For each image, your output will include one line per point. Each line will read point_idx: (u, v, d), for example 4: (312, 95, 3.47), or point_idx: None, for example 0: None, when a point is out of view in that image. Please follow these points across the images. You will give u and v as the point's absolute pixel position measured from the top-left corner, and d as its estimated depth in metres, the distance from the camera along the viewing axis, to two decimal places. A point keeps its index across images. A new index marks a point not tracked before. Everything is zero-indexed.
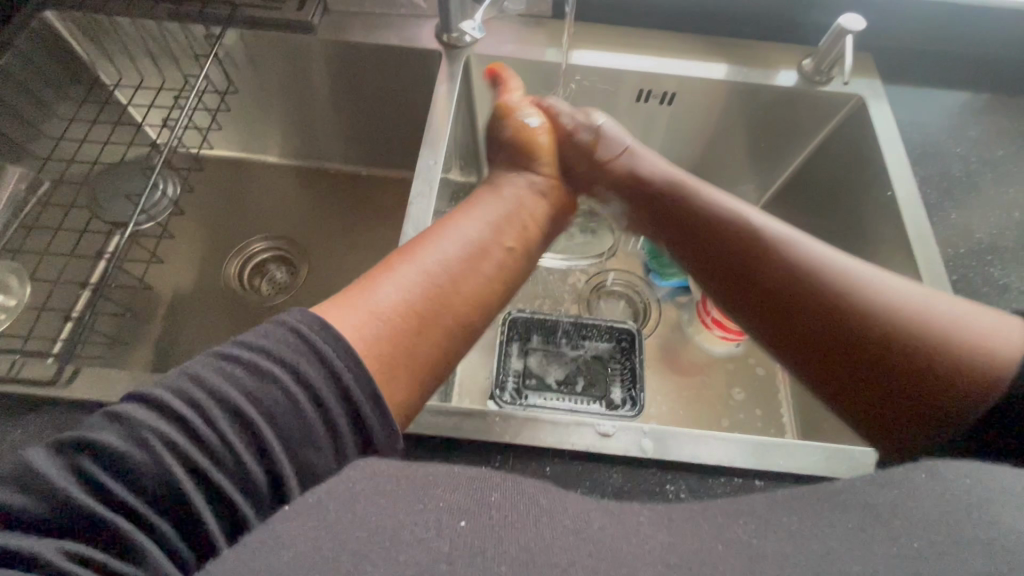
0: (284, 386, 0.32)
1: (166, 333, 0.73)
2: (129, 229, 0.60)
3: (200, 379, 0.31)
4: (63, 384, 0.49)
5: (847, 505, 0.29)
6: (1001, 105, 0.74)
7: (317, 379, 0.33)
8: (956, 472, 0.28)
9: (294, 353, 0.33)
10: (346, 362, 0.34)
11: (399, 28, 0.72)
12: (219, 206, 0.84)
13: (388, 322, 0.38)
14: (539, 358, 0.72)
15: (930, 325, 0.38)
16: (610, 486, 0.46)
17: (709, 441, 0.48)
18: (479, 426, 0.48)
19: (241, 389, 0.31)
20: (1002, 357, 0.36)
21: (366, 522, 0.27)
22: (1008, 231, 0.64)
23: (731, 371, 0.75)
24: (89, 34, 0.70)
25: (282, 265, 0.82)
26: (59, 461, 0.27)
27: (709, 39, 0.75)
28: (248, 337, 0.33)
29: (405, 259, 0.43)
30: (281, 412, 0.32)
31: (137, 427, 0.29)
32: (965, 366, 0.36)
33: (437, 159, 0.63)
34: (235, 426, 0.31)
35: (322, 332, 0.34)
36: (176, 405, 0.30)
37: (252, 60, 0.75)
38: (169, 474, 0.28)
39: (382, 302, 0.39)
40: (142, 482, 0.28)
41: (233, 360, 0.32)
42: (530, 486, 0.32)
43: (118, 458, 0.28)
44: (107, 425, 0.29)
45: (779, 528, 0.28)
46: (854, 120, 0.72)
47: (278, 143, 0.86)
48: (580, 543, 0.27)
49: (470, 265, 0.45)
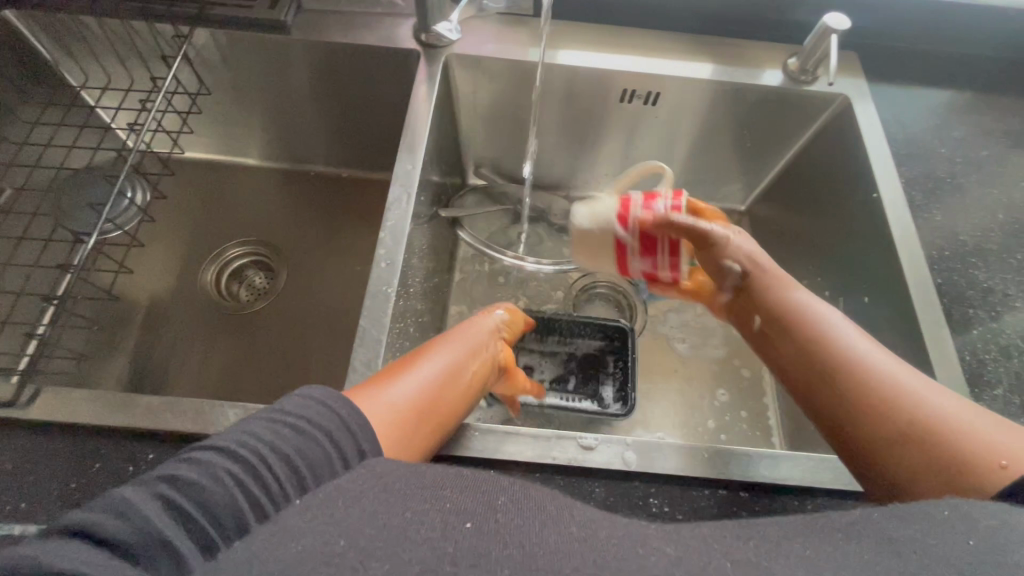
0: (325, 445, 0.33)
1: (140, 345, 0.71)
2: (94, 239, 0.58)
3: (259, 433, 0.32)
4: (25, 405, 0.47)
5: (849, 537, 0.28)
6: (985, 103, 0.74)
7: (347, 447, 0.34)
8: (983, 515, 0.29)
9: (332, 423, 0.34)
10: (367, 435, 0.35)
11: (376, 27, 0.70)
12: (193, 211, 0.82)
13: (396, 412, 0.40)
14: (530, 356, 0.70)
15: (924, 416, 0.39)
16: (594, 498, 0.45)
17: (693, 454, 0.47)
18: (460, 438, 0.47)
19: (295, 444, 0.32)
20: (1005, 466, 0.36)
21: (375, 518, 0.26)
22: (992, 232, 0.64)
23: (717, 372, 0.74)
24: (53, 34, 0.68)
25: (261, 270, 0.80)
26: (142, 490, 0.28)
27: (693, 38, 0.74)
28: (286, 403, 0.34)
29: (416, 360, 0.47)
30: (329, 471, 0.32)
31: (213, 467, 0.30)
32: (962, 463, 0.37)
33: (415, 163, 0.61)
34: (291, 477, 0.31)
35: (348, 410, 0.35)
36: (242, 451, 0.31)
37: (224, 60, 0.72)
38: (238, 510, 0.29)
39: (395, 394, 0.41)
40: (213, 515, 0.28)
41: (282, 419, 0.33)
42: (538, 492, 0.30)
43: (197, 492, 0.28)
44: (182, 464, 0.30)
45: (790, 554, 0.27)
46: (839, 121, 0.71)
47: (254, 146, 0.83)
48: (569, 554, 0.26)
49: (458, 374, 0.47)
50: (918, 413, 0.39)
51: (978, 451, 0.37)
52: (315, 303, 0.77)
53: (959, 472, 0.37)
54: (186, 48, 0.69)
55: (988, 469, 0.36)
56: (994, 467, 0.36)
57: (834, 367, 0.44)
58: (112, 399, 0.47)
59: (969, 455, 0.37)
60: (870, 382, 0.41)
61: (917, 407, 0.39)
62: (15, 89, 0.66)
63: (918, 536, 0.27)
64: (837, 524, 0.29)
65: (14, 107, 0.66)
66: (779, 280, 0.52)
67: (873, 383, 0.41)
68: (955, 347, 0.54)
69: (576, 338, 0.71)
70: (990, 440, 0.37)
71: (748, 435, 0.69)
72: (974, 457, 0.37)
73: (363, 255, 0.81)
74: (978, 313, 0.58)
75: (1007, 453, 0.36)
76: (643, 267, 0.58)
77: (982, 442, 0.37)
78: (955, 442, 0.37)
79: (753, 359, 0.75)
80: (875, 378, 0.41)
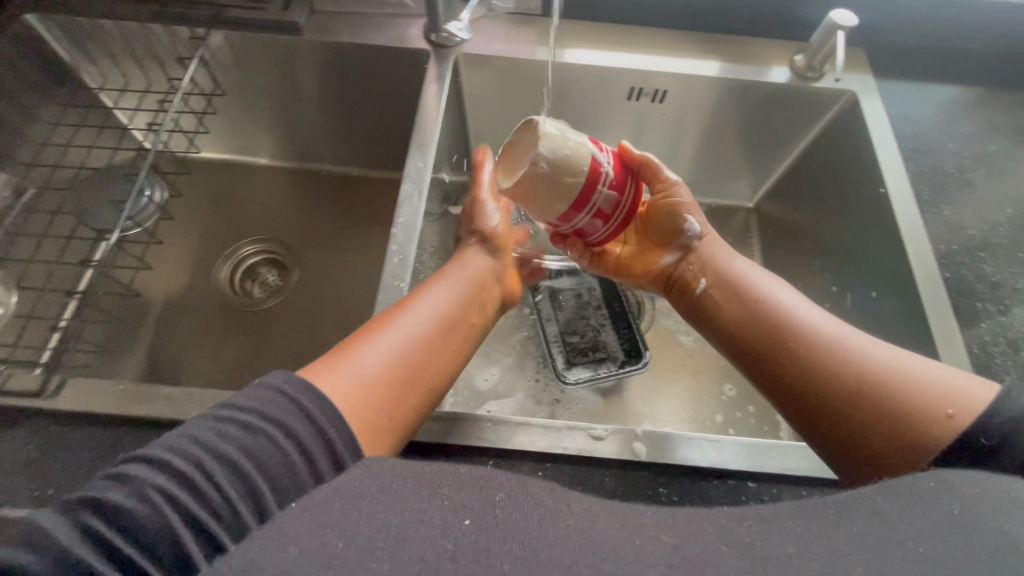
0: (277, 440, 0.33)
1: (155, 341, 0.72)
2: (116, 236, 0.59)
3: (196, 437, 0.32)
4: (51, 395, 0.48)
5: (849, 510, 0.28)
6: (994, 99, 0.74)
7: (306, 434, 0.34)
8: (966, 483, 0.29)
9: (281, 411, 0.34)
10: (332, 419, 0.35)
11: (387, 28, 0.72)
12: (208, 209, 0.83)
13: (372, 386, 0.39)
14: (578, 295, 0.77)
15: (870, 369, 0.41)
16: (603, 489, 0.46)
17: (702, 444, 0.48)
18: (473, 429, 0.48)
19: (235, 444, 0.32)
20: (956, 412, 0.37)
21: (374, 518, 0.27)
22: (1001, 226, 0.64)
23: (725, 367, 0.75)
24: (73, 38, 0.69)
25: (273, 268, 0.81)
26: (66, 518, 0.28)
27: (700, 36, 0.74)
28: (241, 396, 0.35)
29: (385, 321, 0.45)
30: (273, 463, 0.32)
31: (139, 483, 0.29)
32: (913, 412, 0.38)
33: (425, 161, 0.62)
34: (232, 478, 0.31)
35: (307, 394, 0.35)
36: (176, 462, 0.30)
37: (238, 61, 0.74)
38: (167, 527, 0.29)
39: (365, 366, 0.40)
40: (139, 538, 0.28)
41: (230, 418, 0.33)
42: (536, 485, 0.31)
43: (122, 514, 0.28)
44: (110, 484, 0.29)
45: (785, 530, 0.28)
46: (846, 117, 0.72)
47: (267, 146, 0.85)
48: (576, 545, 0.26)
49: (443, 337, 0.46)
50: (865, 367, 0.41)
51: (924, 403, 0.38)
52: (326, 300, 0.78)
53: (914, 421, 0.38)
54: (203, 51, 0.71)
55: (935, 420, 0.38)
56: (942, 418, 0.37)
57: (784, 336, 0.46)
58: (133, 391, 0.49)
59: (916, 407, 0.38)
60: (821, 347, 0.43)
61: (865, 366, 0.41)
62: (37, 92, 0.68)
63: (908, 508, 0.28)
64: (825, 502, 0.30)
65: (36, 109, 0.68)
66: (725, 256, 0.55)
67: (823, 348, 0.43)
68: (964, 340, 0.55)
69: (612, 327, 0.74)
70: (938, 390, 0.39)
71: (756, 430, 0.70)
72: (921, 408, 0.38)
73: (373, 252, 0.82)
74: (987, 307, 0.58)
75: (949, 400, 0.38)
76: (602, 204, 0.51)
77: (929, 392, 0.39)
78: (904, 397, 0.39)
79: None
80: (823, 344, 0.44)
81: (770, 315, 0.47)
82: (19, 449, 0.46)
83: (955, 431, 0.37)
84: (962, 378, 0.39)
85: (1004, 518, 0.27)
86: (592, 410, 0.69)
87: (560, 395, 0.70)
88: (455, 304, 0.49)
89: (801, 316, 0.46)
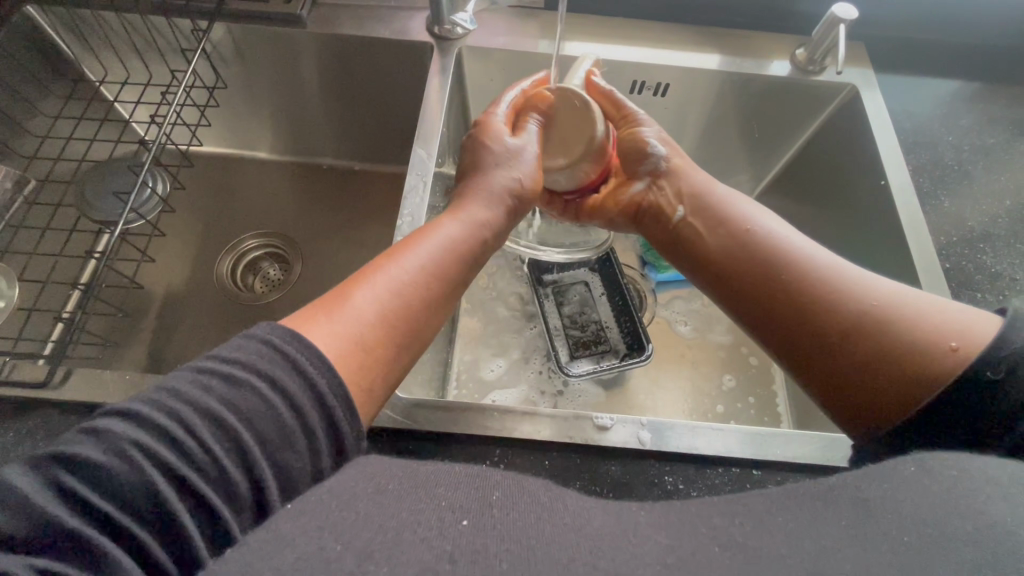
0: (261, 394, 0.32)
1: (158, 333, 0.73)
2: (119, 228, 0.59)
3: (176, 391, 0.31)
4: (57, 385, 0.48)
5: (835, 500, 0.28)
6: (993, 93, 0.75)
7: (293, 387, 0.33)
8: (945, 465, 0.29)
9: (266, 364, 0.33)
10: (320, 367, 0.34)
11: (389, 21, 0.71)
12: (210, 201, 0.83)
13: (366, 332, 0.39)
14: (584, 289, 0.77)
15: (870, 304, 0.40)
16: (609, 478, 0.46)
17: (706, 432, 0.48)
18: (479, 419, 0.48)
19: (217, 397, 0.31)
20: (960, 349, 0.36)
21: (371, 521, 0.27)
22: (1000, 219, 0.65)
23: (723, 359, 0.75)
24: (73, 29, 0.69)
25: (275, 261, 0.82)
26: (38, 477, 0.27)
27: (701, 29, 0.75)
28: (223, 349, 0.33)
29: (379, 266, 0.43)
30: (258, 417, 0.32)
31: (115, 440, 0.29)
32: (916, 350, 0.37)
33: (429, 153, 0.62)
34: (215, 433, 0.31)
35: (294, 342, 0.34)
36: (155, 419, 0.30)
37: (239, 53, 0.73)
38: (148, 484, 0.28)
39: (360, 311, 0.39)
40: (120, 494, 0.28)
41: (211, 371, 0.32)
42: (531, 484, 0.31)
43: (99, 471, 0.28)
44: (84, 440, 0.29)
45: (776, 528, 0.27)
46: (847, 110, 0.72)
47: (269, 139, 0.85)
48: (582, 541, 0.26)
49: (440, 282, 0.45)
50: (865, 303, 0.40)
51: (926, 338, 0.38)
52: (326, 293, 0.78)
53: (917, 357, 0.37)
54: (205, 43, 0.70)
55: (941, 354, 0.37)
56: (945, 351, 0.37)
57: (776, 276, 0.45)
58: (138, 381, 0.49)
59: (919, 344, 0.37)
60: (815, 282, 0.43)
61: (865, 301, 0.40)
62: (37, 83, 0.68)
63: (893, 494, 0.28)
64: (814, 489, 0.30)
65: (36, 101, 0.68)
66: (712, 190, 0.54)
67: (818, 285, 0.42)
68: None
69: (615, 321, 0.74)
70: (940, 323, 0.38)
71: (757, 421, 0.70)
72: (924, 342, 0.37)
73: (374, 246, 0.82)
74: (987, 298, 0.58)
75: (952, 332, 0.37)
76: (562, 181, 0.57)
77: (930, 325, 0.38)
78: (908, 331, 0.38)
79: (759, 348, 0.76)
80: (819, 279, 0.43)
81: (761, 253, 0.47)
82: (27, 437, 0.46)
83: (961, 363, 0.36)
84: (964, 310, 0.39)
85: (990, 502, 0.26)
86: (594, 402, 0.70)
87: (563, 388, 0.70)
88: (456, 254, 0.47)
89: (795, 252, 0.45)
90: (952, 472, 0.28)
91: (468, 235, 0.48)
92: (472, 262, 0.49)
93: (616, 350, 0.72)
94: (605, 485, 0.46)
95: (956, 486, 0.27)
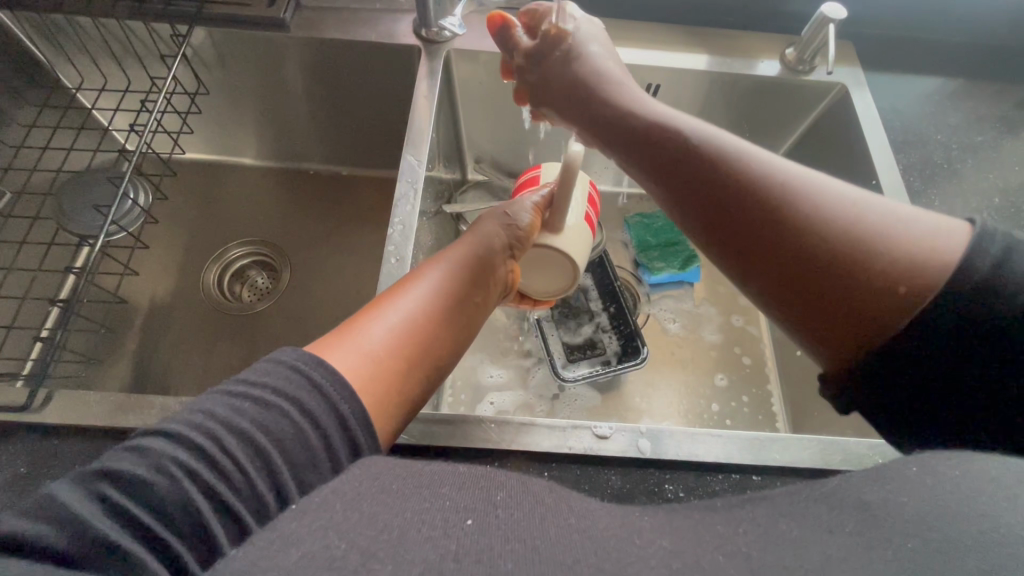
0: (293, 416, 0.32)
1: (143, 347, 0.71)
2: (100, 240, 0.57)
3: (211, 412, 0.31)
4: (38, 408, 0.47)
5: (842, 502, 0.27)
6: (977, 90, 0.75)
7: (320, 411, 0.33)
8: (947, 465, 0.28)
9: (295, 388, 0.33)
10: (343, 394, 0.34)
11: (375, 24, 0.70)
12: (194, 210, 0.82)
13: (382, 362, 0.39)
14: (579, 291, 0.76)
15: (841, 232, 0.34)
16: (610, 487, 0.46)
17: (706, 439, 0.48)
18: (476, 432, 0.47)
19: (249, 419, 0.31)
20: (916, 288, 0.32)
21: (375, 520, 0.26)
22: (989, 216, 0.65)
23: (717, 358, 0.75)
24: (47, 35, 0.67)
25: (263, 270, 0.80)
26: (81, 490, 0.27)
27: (689, 30, 0.74)
28: (252, 371, 0.33)
29: (385, 299, 0.43)
30: (288, 438, 0.31)
31: (157, 456, 0.28)
32: (877, 280, 0.33)
33: (420, 159, 0.61)
34: (248, 453, 0.30)
35: (319, 369, 0.34)
36: (193, 436, 0.29)
37: (221, 58, 0.71)
38: (188, 501, 0.28)
39: (370, 342, 0.39)
40: (161, 509, 0.28)
41: (243, 394, 0.32)
42: (535, 484, 0.30)
43: (141, 487, 0.27)
44: (125, 455, 0.28)
45: (780, 528, 0.26)
46: (836, 109, 0.72)
47: (253, 146, 0.83)
48: (589, 543, 0.25)
49: (446, 311, 0.45)
50: (831, 231, 0.34)
51: (883, 275, 0.33)
52: (315, 301, 0.77)
53: (874, 291, 0.33)
54: (185, 48, 0.68)
55: (887, 303, 0.33)
56: (890, 297, 0.33)
57: (733, 189, 0.37)
58: (124, 401, 0.47)
59: (871, 286, 0.33)
60: (774, 211, 0.35)
61: (823, 237, 0.34)
62: (11, 93, 0.66)
63: (896, 496, 0.27)
64: (817, 492, 0.29)
65: (10, 110, 0.66)
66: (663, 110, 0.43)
67: (768, 210, 0.36)
68: None
69: (610, 322, 0.74)
70: (904, 260, 0.33)
71: (752, 420, 0.70)
72: (877, 282, 0.33)
73: (365, 251, 0.81)
74: None
75: (904, 276, 0.33)
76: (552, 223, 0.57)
77: (886, 266, 0.33)
78: (861, 274, 0.33)
79: (752, 347, 0.76)
80: (774, 203, 0.36)
81: (721, 176, 0.38)
82: (7, 464, 0.45)
83: (908, 311, 0.33)
84: (925, 228, 0.34)
85: (997, 502, 0.26)
86: (589, 406, 0.69)
87: (559, 392, 0.70)
88: (461, 280, 0.47)
89: (768, 168, 0.37)
90: (958, 473, 0.27)
91: (473, 260, 0.49)
92: (483, 282, 0.49)
93: (610, 353, 0.71)
94: (605, 495, 0.46)
95: (961, 485, 0.27)
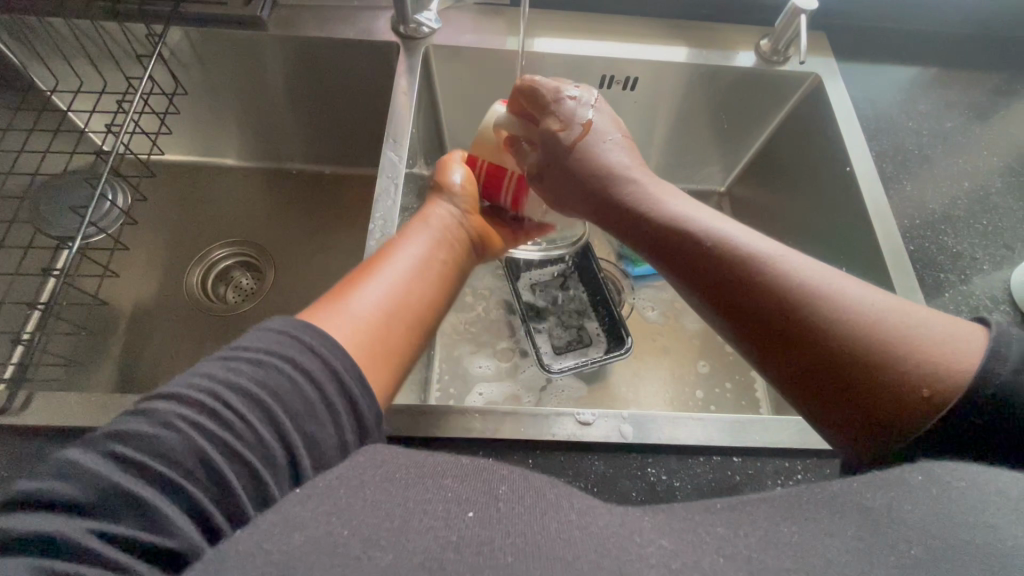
0: (288, 371, 0.33)
1: (126, 350, 0.70)
2: (77, 242, 0.56)
3: (209, 373, 0.32)
4: (16, 410, 0.46)
5: (843, 509, 0.28)
6: (948, 78, 0.77)
7: (313, 367, 0.34)
8: (951, 477, 0.29)
9: (287, 348, 0.34)
10: (333, 351, 0.35)
11: (354, 20, 0.70)
12: (176, 212, 0.81)
13: (370, 323, 0.40)
14: (564, 285, 0.77)
15: (851, 326, 0.35)
16: (594, 473, 0.47)
17: (686, 422, 0.48)
18: (460, 420, 0.48)
19: (245, 376, 0.32)
20: (938, 388, 0.33)
21: (377, 508, 0.26)
22: (960, 202, 0.67)
23: (699, 346, 0.76)
24: (19, 36, 0.66)
25: (248, 270, 0.80)
26: (90, 450, 0.28)
27: (666, 23, 0.75)
28: (242, 339, 0.34)
29: (371, 271, 0.45)
30: (285, 391, 0.32)
31: (161, 413, 0.30)
32: (895, 377, 0.34)
33: (400, 154, 0.61)
34: (249, 407, 0.31)
35: (307, 331, 0.35)
36: (193, 394, 0.31)
37: (198, 58, 0.71)
38: (196, 447, 0.29)
39: (357, 309, 0.40)
40: (170, 456, 0.28)
41: (238, 356, 0.33)
42: (538, 479, 0.30)
43: (149, 440, 0.28)
44: (131, 417, 0.30)
45: (780, 539, 0.26)
46: (811, 99, 0.74)
47: (233, 146, 0.83)
48: (585, 537, 0.26)
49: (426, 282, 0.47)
50: (840, 325, 0.36)
51: (901, 374, 0.34)
52: (299, 299, 0.77)
53: (888, 385, 0.34)
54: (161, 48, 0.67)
55: (910, 400, 0.33)
56: (911, 394, 0.33)
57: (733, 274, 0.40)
58: (104, 401, 0.47)
59: (892, 385, 0.34)
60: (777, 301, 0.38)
61: (835, 334, 0.36)
62: None
63: (901, 504, 0.27)
64: (818, 497, 0.29)
65: None
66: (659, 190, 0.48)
67: (771, 297, 0.38)
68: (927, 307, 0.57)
69: (595, 314, 0.75)
70: (923, 361, 0.34)
71: (735, 405, 0.71)
72: (898, 381, 0.34)
73: (349, 250, 0.81)
74: (950, 278, 0.60)
75: (925, 377, 0.33)
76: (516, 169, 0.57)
77: (908, 365, 0.34)
78: (877, 371, 0.34)
79: None
80: (777, 293, 0.38)
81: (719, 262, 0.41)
82: None
83: (934, 410, 0.33)
84: (941, 330, 0.35)
85: (1003, 518, 0.26)
86: (577, 397, 0.70)
87: (546, 384, 0.70)
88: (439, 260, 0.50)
89: (769, 260, 0.40)
90: (963, 485, 0.28)
91: (441, 239, 0.52)
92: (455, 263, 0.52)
93: (595, 345, 0.72)
94: (589, 481, 0.46)
95: (960, 497, 0.27)
